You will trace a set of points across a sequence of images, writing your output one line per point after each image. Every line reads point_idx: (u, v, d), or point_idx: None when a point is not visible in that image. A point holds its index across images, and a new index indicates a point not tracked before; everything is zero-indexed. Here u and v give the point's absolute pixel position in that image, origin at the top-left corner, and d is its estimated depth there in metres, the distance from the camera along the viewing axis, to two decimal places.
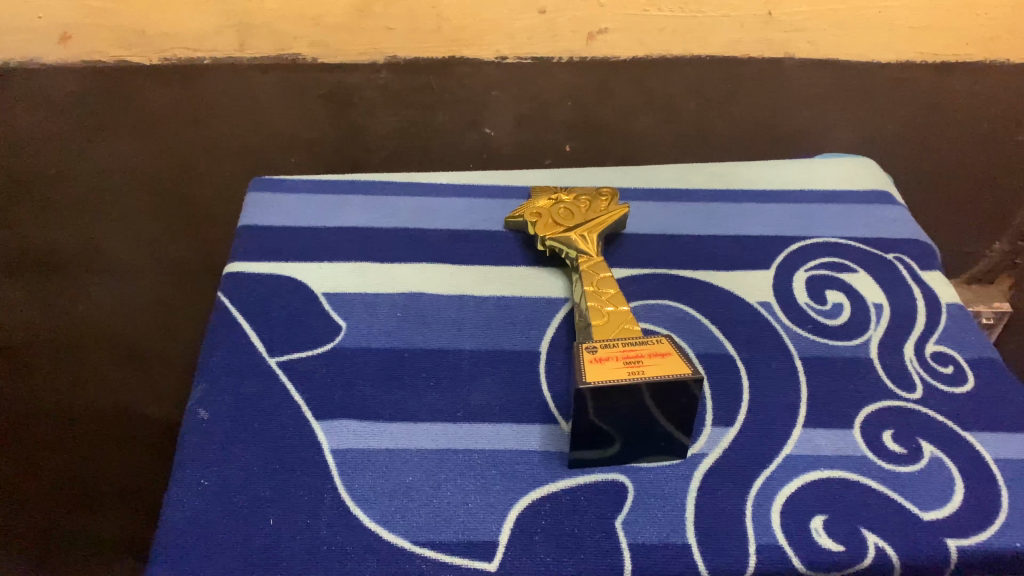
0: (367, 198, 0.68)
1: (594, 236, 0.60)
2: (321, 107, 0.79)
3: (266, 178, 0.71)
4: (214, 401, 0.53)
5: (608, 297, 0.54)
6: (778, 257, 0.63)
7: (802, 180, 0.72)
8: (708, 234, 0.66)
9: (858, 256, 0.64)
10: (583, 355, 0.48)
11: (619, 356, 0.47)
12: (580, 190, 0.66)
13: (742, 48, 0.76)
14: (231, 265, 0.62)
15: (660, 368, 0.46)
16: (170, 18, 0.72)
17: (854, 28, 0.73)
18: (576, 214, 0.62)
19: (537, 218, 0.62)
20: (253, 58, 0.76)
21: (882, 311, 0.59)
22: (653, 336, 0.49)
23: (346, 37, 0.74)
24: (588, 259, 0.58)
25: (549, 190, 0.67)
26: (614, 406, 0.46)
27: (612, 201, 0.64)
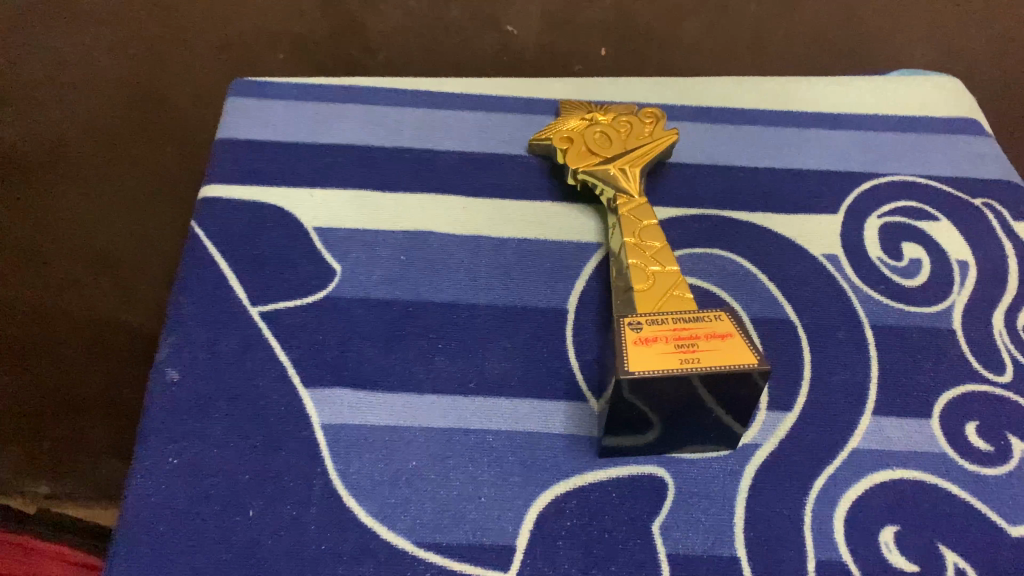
0: (365, 108, 0.58)
1: (634, 171, 0.51)
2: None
3: (246, 79, 0.60)
4: (185, 359, 0.45)
5: (653, 253, 0.45)
6: (846, 199, 0.54)
7: (876, 103, 0.60)
8: (765, 166, 0.56)
9: (940, 201, 0.54)
10: (624, 333, 0.39)
11: (669, 337, 0.39)
12: (618, 108, 0.56)
13: None
14: (205, 189, 0.53)
15: (719, 362, 0.38)
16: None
17: None
18: (613, 142, 0.53)
19: (567, 145, 0.53)
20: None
21: (966, 270, 0.51)
22: (709, 309, 0.41)
23: None
24: (628, 201, 0.49)
25: (580, 108, 0.57)
26: (657, 396, 0.38)
27: (657, 123, 0.54)
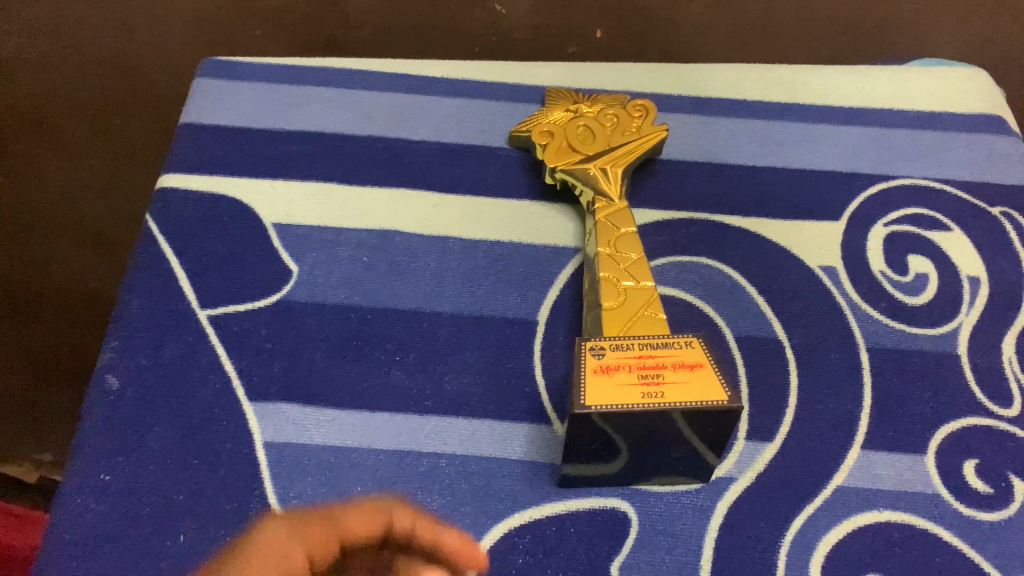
0: (338, 92, 0.54)
1: (617, 172, 0.47)
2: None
3: (216, 58, 0.57)
4: (125, 364, 0.42)
5: (628, 267, 0.42)
6: (851, 204, 0.50)
7: (891, 96, 0.56)
8: (764, 165, 0.52)
9: (954, 208, 0.50)
10: (584, 359, 0.36)
11: (632, 366, 0.36)
12: (607, 100, 0.52)
13: None
14: (163, 177, 0.50)
15: (686, 395, 0.35)
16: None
17: None
18: (598, 137, 0.49)
19: (548, 138, 0.49)
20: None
21: (978, 288, 0.46)
22: (679, 334, 0.37)
23: None
24: (608, 207, 0.45)
25: (567, 96, 0.53)
26: (618, 430, 0.35)
27: (647, 118, 0.50)
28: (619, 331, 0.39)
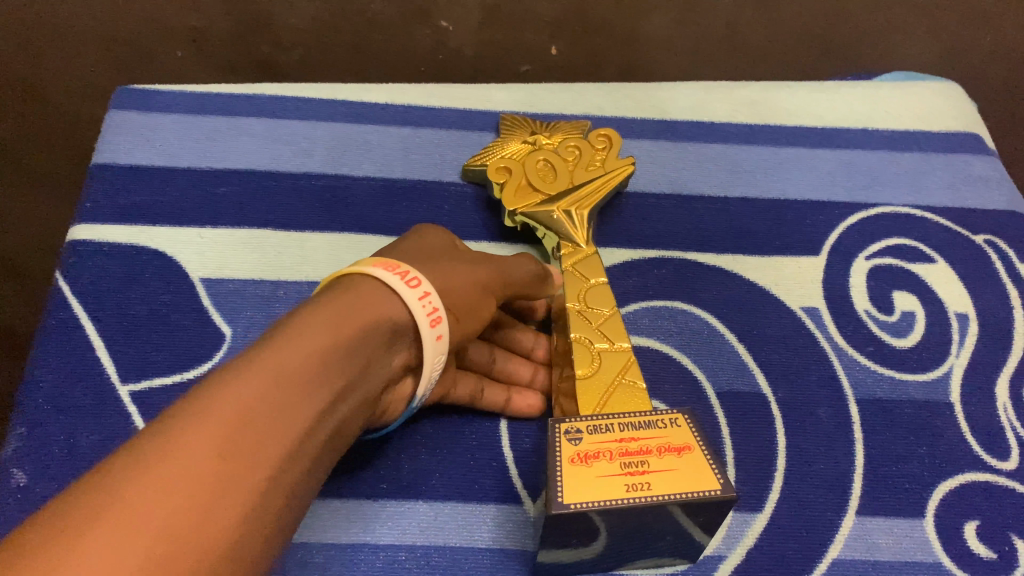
0: (270, 124, 0.49)
1: (582, 214, 0.44)
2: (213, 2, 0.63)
3: (132, 87, 0.51)
4: (34, 455, 0.37)
5: (599, 326, 0.39)
6: (829, 237, 0.47)
7: (865, 114, 0.53)
8: (736, 196, 0.48)
9: (936, 238, 0.47)
10: (561, 448, 0.32)
11: (614, 454, 0.32)
12: (565, 130, 0.48)
13: None
14: (76, 228, 0.45)
15: (675, 486, 0.31)
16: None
17: None
18: (560, 174, 0.45)
19: (505, 176, 0.45)
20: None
21: (967, 326, 0.44)
22: (661, 412, 0.34)
23: None
24: (575, 254, 0.42)
25: (520, 127, 0.48)
26: (601, 524, 0.31)
27: (610, 150, 0.47)
28: (597, 402, 0.36)
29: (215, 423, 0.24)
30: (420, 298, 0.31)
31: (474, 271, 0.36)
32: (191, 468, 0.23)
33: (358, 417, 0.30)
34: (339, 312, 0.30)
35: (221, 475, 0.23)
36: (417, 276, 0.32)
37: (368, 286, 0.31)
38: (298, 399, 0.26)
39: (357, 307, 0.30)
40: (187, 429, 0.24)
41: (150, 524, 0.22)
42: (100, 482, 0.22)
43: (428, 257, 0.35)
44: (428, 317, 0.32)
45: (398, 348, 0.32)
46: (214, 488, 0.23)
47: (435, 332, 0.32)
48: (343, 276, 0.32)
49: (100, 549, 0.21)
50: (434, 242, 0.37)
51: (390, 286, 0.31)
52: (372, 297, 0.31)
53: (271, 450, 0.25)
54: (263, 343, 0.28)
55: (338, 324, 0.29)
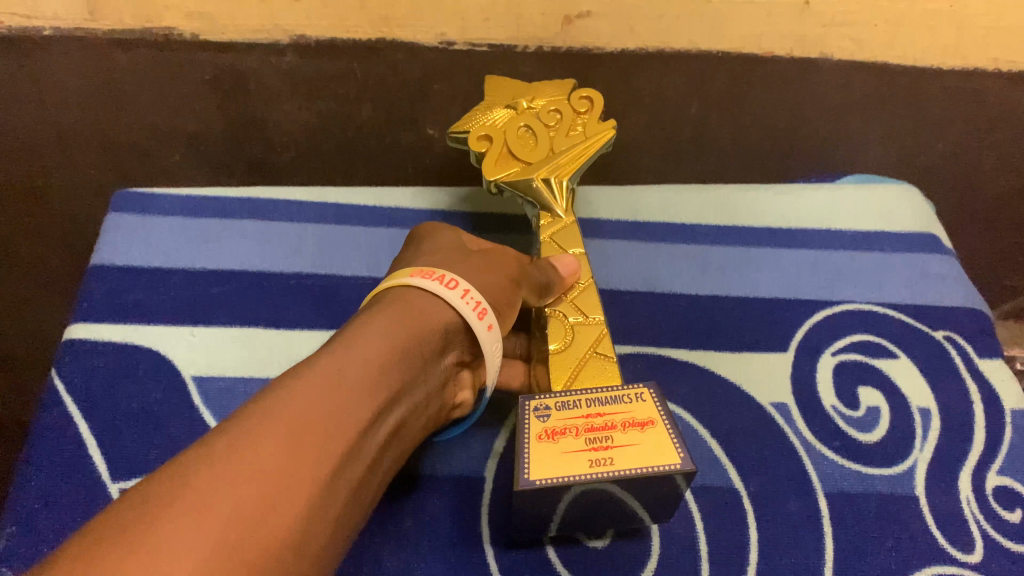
0: (262, 225, 0.52)
1: (562, 182, 0.47)
2: (204, 94, 0.57)
3: (132, 191, 0.54)
4: (22, 555, 0.38)
5: (575, 300, 0.43)
6: (796, 333, 0.49)
7: (828, 214, 0.56)
8: (707, 293, 0.51)
9: (898, 335, 0.49)
10: (530, 426, 0.34)
11: (580, 430, 0.34)
12: (547, 93, 0.51)
13: (764, 44, 0.57)
14: (73, 327, 0.46)
15: (637, 456, 0.33)
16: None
17: (910, 31, 0.55)
18: (539, 140, 0.48)
19: (485, 145, 0.48)
20: (111, 32, 0.55)
21: (929, 421, 0.46)
22: (628, 388, 0.36)
23: (241, 9, 0.54)
24: (556, 224, 0.46)
25: (499, 91, 0.51)
26: (565, 497, 0.33)
27: (591, 115, 0.50)
28: (566, 377, 0.39)
29: (297, 409, 0.27)
30: (462, 297, 0.37)
31: (499, 270, 0.41)
32: (285, 438, 0.26)
33: (416, 407, 0.34)
34: (393, 316, 0.34)
35: (310, 441, 0.27)
36: (456, 278, 0.37)
37: (415, 294, 0.36)
38: (365, 389, 0.30)
39: (409, 310, 0.35)
40: (285, 403, 0.27)
41: (253, 481, 0.25)
42: (198, 457, 0.25)
43: (461, 259, 0.41)
44: (476, 312, 0.37)
45: (445, 345, 0.36)
46: (307, 453, 0.26)
47: (484, 323, 0.37)
48: (387, 287, 0.37)
49: (216, 498, 0.24)
50: (459, 247, 0.42)
51: (435, 289, 0.36)
52: (420, 302, 0.36)
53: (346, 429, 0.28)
54: (330, 343, 0.32)
55: (395, 326, 0.34)
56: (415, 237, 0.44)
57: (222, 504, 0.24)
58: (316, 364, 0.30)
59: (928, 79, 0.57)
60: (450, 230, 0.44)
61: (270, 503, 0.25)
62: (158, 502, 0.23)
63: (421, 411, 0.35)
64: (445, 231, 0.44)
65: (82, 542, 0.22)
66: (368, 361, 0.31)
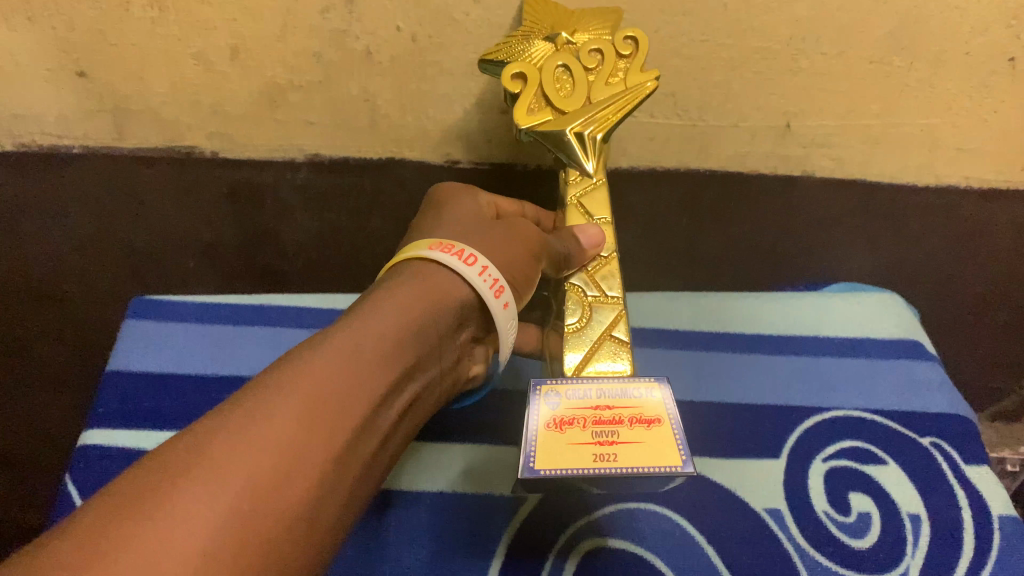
0: (273, 332, 0.54)
1: (597, 139, 0.46)
2: (221, 207, 0.58)
3: (148, 297, 0.56)
4: None
5: (596, 276, 0.47)
6: (789, 439, 0.50)
7: (816, 321, 0.58)
8: (702, 400, 0.53)
9: (887, 442, 0.51)
10: (540, 412, 0.37)
11: (587, 424, 0.36)
12: (588, 24, 0.48)
13: (751, 164, 0.57)
14: (88, 433, 0.48)
15: (639, 453, 0.35)
16: (21, 99, 0.53)
17: (898, 153, 0.56)
18: (577, 89, 0.47)
19: (519, 85, 0.46)
20: (136, 151, 0.56)
21: (919, 528, 0.47)
22: (643, 383, 0.38)
23: (253, 130, 0.55)
24: (583, 187, 0.49)
25: (537, 17, 0.47)
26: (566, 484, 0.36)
27: (632, 61, 0.47)
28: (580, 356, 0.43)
29: (317, 379, 0.30)
30: (480, 273, 0.39)
31: (517, 243, 0.43)
32: (301, 411, 0.28)
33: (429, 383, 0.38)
34: (409, 292, 0.37)
35: (330, 409, 0.29)
36: (474, 255, 0.39)
37: (433, 268, 0.39)
38: (382, 360, 0.33)
39: (427, 285, 0.38)
40: (307, 372, 0.30)
41: (271, 450, 0.27)
42: (216, 422, 0.27)
43: (479, 232, 0.44)
44: (492, 289, 0.39)
45: (462, 319, 0.39)
46: (322, 423, 0.29)
47: (500, 301, 0.40)
48: (409, 257, 0.40)
49: (233, 459, 0.26)
50: (476, 221, 0.45)
51: (453, 264, 0.39)
52: (437, 280, 0.38)
53: (363, 399, 0.31)
54: (351, 317, 0.35)
55: (410, 302, 0.36)
56: (434, 202, 0.48)
57: (238, 468, 0.26)
58: (333, 339, 0.32)
59: (908, 195, 0.58)
60: (467, 195, 0.48)
61: (285, 467, 0.27)
62: (178, 465, 0.25)
63: (433, 382, 0.38)
64: (464, 196, 0.48)
65: (114, 501, 0.24)
66: (382, 336, 0.34)
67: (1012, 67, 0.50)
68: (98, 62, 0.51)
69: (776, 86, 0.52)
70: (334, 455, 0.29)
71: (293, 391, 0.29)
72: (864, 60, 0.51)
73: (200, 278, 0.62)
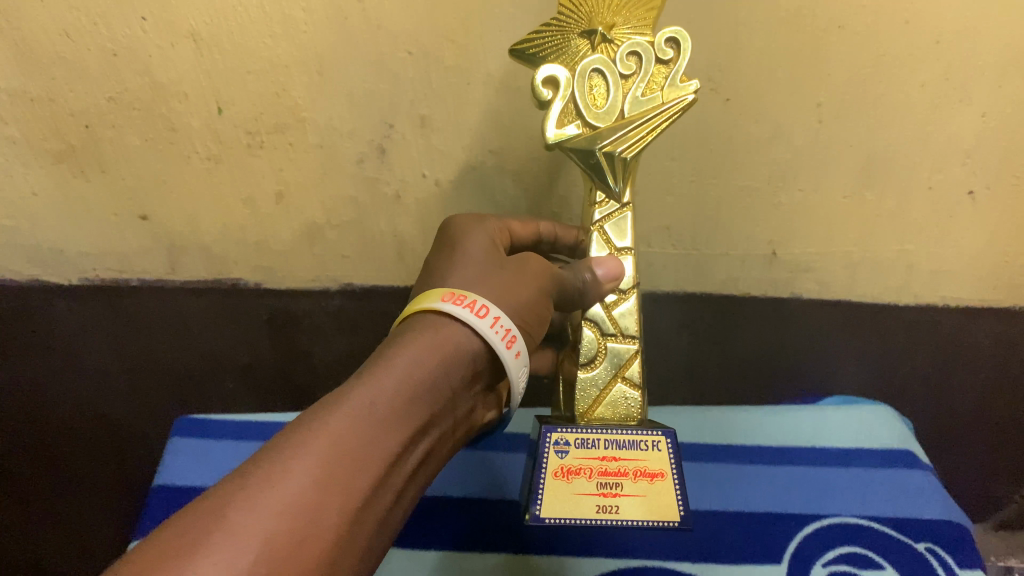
0: None
1: (625, 159, 0.47)
2: (261, 333, 0.63)
3: (191, 417, 0.61)
4: None
5: (611, 310, 0.48)
6: (789, 544, 0.53)
7: (813, 433, 0.61)
8: (706, 509, 0.55)
9: (884, 548, 0.53)
10: (551, 460, 0.44)
11: (593, 474, 0.43)
12: (628, 16, 0.47)
13: (743, 287, 0.62)
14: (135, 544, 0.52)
15: (639, 506, 0.43)
16: (90, 240, 0.59)
17: (879, 278, 0.61)
18: (610, 97, 0.47)
19: (553, 91, 0.46)
20: (189, 282, 0.62)
21: None
22: (645, 435, 0.45)
23: (293, 263, 0.61)
24: (607, 207, 0.49)
25: (576, 9, 0.46)
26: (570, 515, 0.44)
27: (670, 66, 0.47)
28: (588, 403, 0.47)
29: (331, 443, 0.32)
30: (492, 325, 0.39)
31: (530, 286, 0.43)
32: (316, 474, 0.30)
33: (439, 437, 0.39)
34: (420, 347, 0.37)
35: (343, 471, 0.31)
36: (486, 305, 0.39)
37: (443, 320, 0.39)
38: (394, 419, 0.35)
39: (437, 339, 0.38)
40: (320, 438, 0.32)
41: (286, 515, 0.29)
42: (230, 494, 0.29)
43: (494, 272, 0.43)
44: (503, 340, 0.39)
45: (475, 370, 0.40)
46: (333, 486, 0.31)
47: (512, 351, 0.40)
48: (420, 308, 0.40)
49: (249, 526, 0.28)
50: (490, 259, 0.45)
51: (465, 317, 0.38)
52: (449, 334, 0.38)
53: (375, 460, 0.33)
54: (363, 373, 0.36)
55: (422, 360, 0.37)
56: (446, 235, 0.47)
57: (255, 536, 0.28)
58: (345, 402, 0.34)
59: (892, 313, 0.62)
60: (481, 228, 0.47)
61: (296, 542, 0.29)
62: (199, 536, 0.27)
63: (444, 435, 0.39)
64: (476, 227, 0.47)
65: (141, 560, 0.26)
66: (393, 398, 0.35)
67: (973, 200, 0.56)
68: (161, 207, 0.58)
69: (760, 219, 0.58)
70: (345, 516, 0.31)
71: (307, 455, 0.31)
72: (839, 195, 0.57)
73: (238, 398, 0.66)
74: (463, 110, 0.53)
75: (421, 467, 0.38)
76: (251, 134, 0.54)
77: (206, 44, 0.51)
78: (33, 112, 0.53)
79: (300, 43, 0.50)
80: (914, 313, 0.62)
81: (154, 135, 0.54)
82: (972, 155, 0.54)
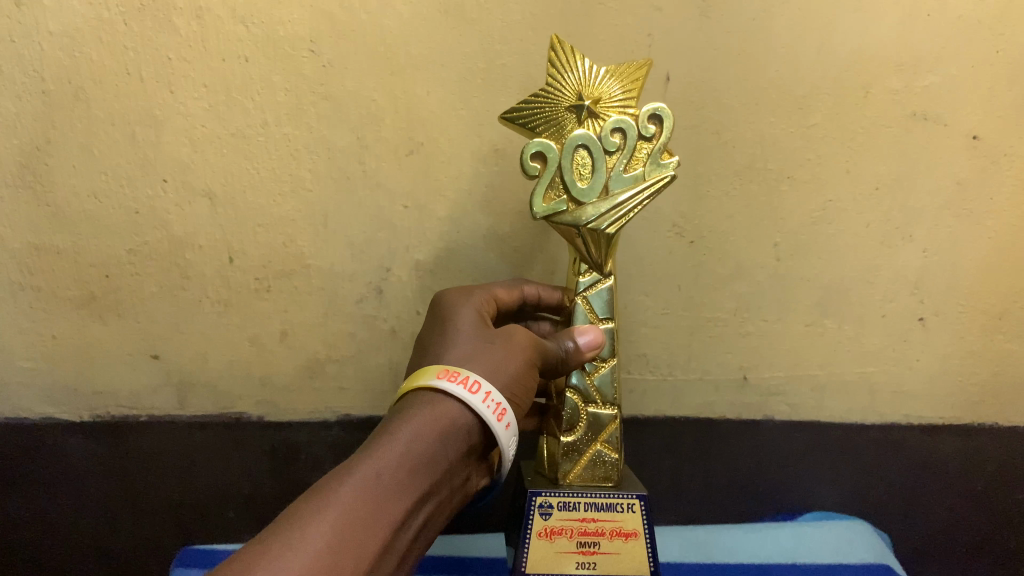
0: None
1: (609, 234, 0.49)
2: (262, 464, 0.63)
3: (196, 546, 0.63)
4: None
5: (593, 380, 0.51)
6: None
7: (791, 549, 0.63)
8: None
9: None
10: (535, 523, 0.48)
11: (575, 534, 0.48)
12: (614, 94, 0.49)
13: (719, 410, 0.64)
14: None
15: (615, 561, 0.48)
16: (102, 378, 0.62)
17: (849, 400, 0.64)
18: (596, 171, 0.49)
19: (539, 165, 0.48)
20: (195, 416, 0.63)
21: None
22: (621, 498, 0.48)
23: (295, 396, 0.62)
24: (593, 279, 0.51)
25: (563, 85, 0.49)
26: None
27: (654, 142, 0.49)
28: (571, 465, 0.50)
29: (340, 514, 0.35)
30: (484, 400, 0.42)
31: (518, 358, 0.46)
32: (328, 539, 0.34)
33: (441, 504, 0.42)
34: (419, 423, 0.41)
35: (353, 537, 0.35)
36: (478, 381, 0.42)
37: (440, 398, 0.42)
38: (398, 489, 0.38)
39: (434, 415, 0.41)
40: (331, 509, 0.35)
41: (304, 574, 0.32)
42: (251, 557, 0.32)
43: (486, 343, 0.46)
44: (496, 413, 0.42)
45: (471, 443, 0.43)
46: (345, 550, 0.34)
47: (504, 423, 0.43)
48: (418, 386, 0.43)
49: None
50: (479, 334, 0.47)
51: (459, 394, 0.42)
52: (445, 410, 0.42)
53: (381, 527, 0.36)
54: (369, 448, 0.39)
55: (421, 433, 0.40)
56: (437, 316, 0.50)
57: None
58: (352, 476, 0.37)
59: (864, 433, 0.65)
60: (468, 304, 0.50)
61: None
62: None
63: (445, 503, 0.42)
64: (462, 304, 0.50)
65: None
66: (396, 471, 0.38)
67: (924, 324, 0.62)
68: (172, 346, 0.61)
69: (728, 347, 0.63)
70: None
71: (320, 523, 0.34)
72: (801, 324, 0.62)
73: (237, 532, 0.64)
74: (453, 255, 0.59)
75: (425, 533, 0.41)
76: (259, 279, 0.59)
77: (221, 202, 0.57)
78: (60, 262, 0.58)
79: (306, 200, 0.58)
80: (882, 431, 0.65)
81: (168, 282, 0.59)
82: (921, 285, 0.60)
